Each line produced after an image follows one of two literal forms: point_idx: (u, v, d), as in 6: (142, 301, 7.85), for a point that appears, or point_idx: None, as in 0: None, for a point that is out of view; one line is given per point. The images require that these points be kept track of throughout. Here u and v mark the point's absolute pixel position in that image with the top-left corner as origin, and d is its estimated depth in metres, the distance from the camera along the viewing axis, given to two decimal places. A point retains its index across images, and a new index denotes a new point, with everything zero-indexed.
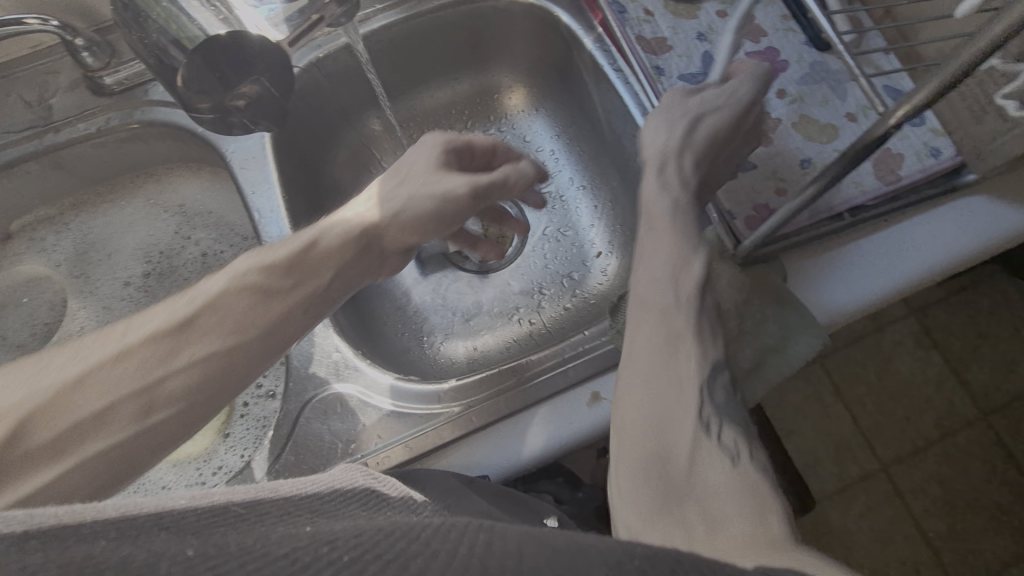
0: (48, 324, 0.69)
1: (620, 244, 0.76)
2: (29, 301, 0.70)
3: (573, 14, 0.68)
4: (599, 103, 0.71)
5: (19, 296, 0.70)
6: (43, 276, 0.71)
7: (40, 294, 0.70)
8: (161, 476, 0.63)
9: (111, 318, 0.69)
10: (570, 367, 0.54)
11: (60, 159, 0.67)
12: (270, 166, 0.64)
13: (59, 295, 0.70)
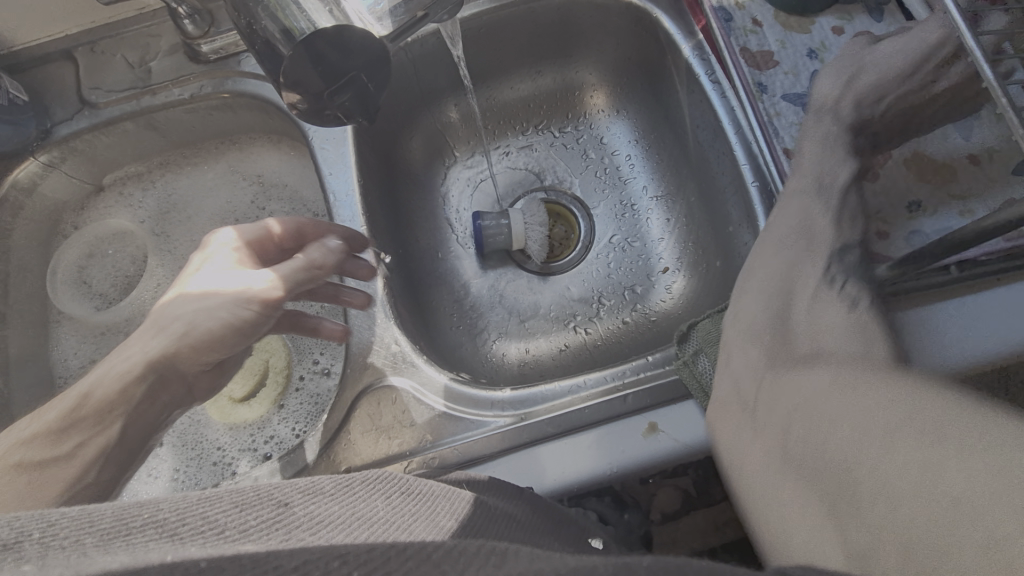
0: (129, 277, 0.72)
1: (690, 262, 0.73)
2: (114, 253, 0.73)
3: (674, 17, 0.64)
4: (688, 113, 0.67)
5: (105, 247, 0.72)
6: (127, 230, 0.73)
7: (124, 247, 0.73)
8: (218, 437, 0.66)
9: None
10: (629, 394, 0.53)
11: (153, 121, 0.69)
12: (348, 149, 0.64)
13: (140, 252, 0.73)
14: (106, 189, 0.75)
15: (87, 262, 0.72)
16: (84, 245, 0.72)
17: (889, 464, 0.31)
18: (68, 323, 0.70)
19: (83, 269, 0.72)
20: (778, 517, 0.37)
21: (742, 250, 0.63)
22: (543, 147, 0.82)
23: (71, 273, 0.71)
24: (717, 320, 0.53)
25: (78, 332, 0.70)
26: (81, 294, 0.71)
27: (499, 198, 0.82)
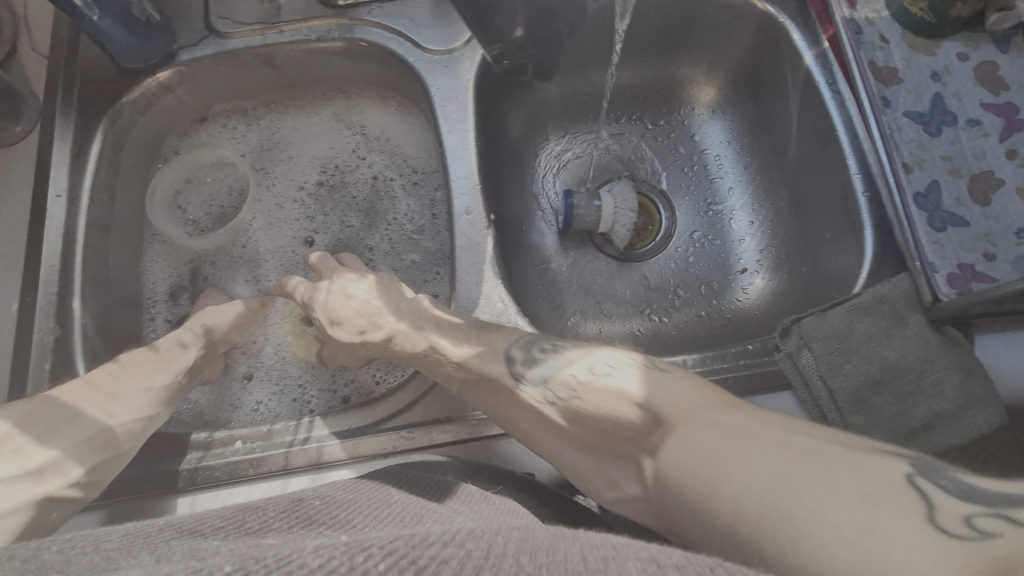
0: (224, 207, 0.73)
1: (773, 265, 0.74)
2: (212, 181, 0.74)
3: (800, 25, 0.66)
4: (796, 119, 0.69)
5: (203, 175, 0.73)
6: (227, 161, 0.74)
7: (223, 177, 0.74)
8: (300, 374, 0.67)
9: (281, 215, 0.73)
10: (730, 378, 0.55)
11: (274, 58, 0.70)
12: (468, 110, 0.65)
13: (240, 183, 0.74)
14: (210, 118, 0.75)
15: (185, 187, 0.73)
16: (184, 170, 0.72)
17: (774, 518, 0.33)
18: (159, 245, 0.70)
19: (181, 193, 0.72)
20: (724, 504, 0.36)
21: (839, 257, 0.64)
22: (634, 137, 0.84)
23: (167, 194, 0.72)
24: (822, 318, 0.54)
25: (170, 255, 0.70)
26: (176, 217, 0.72)
27: (584, 179, 0.83)
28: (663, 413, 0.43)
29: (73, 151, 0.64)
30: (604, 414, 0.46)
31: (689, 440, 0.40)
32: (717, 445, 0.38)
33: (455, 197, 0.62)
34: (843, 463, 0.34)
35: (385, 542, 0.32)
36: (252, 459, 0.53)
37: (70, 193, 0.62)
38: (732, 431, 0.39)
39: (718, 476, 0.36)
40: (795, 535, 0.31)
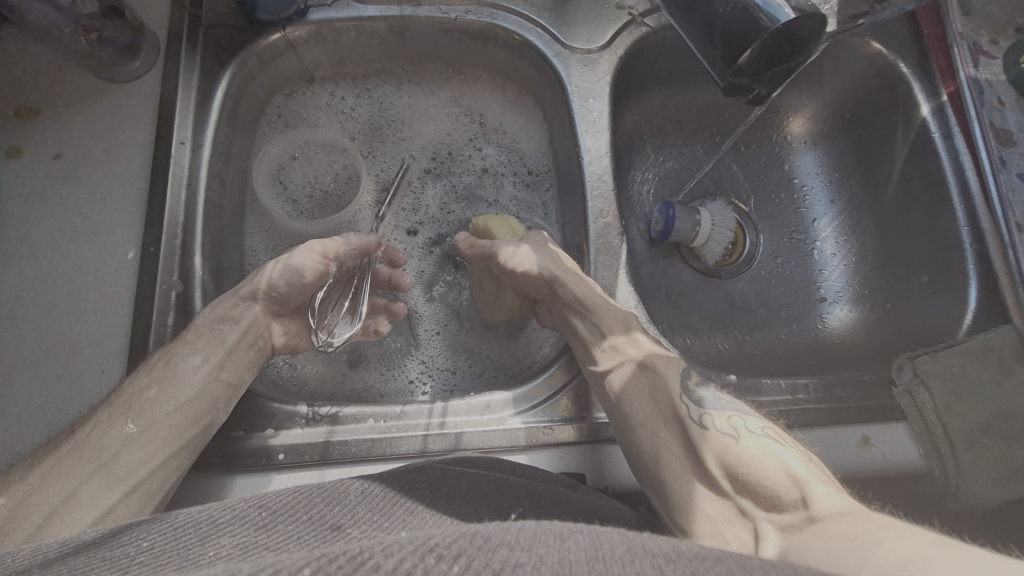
0: (329, 191, 0.69)
1: (860, 298, 0.76)
2: (319, 160, 0.69)
3: (922, 76, 0.69)
4: (901, 165, 0.72)
5: (313, 153, 0.69)
6: (341, 146, 0.69)
7: (330, 158, 0.69)
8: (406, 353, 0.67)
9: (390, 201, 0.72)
10: (852, 406, 0.58)
11: (404, 31, 0.68)
12: (603, 112, 0.66)
13: (349, 171, 0.70)
14: (316, 80, 0.71)
15: (290, 160, 0.68)
16: (291, 145, 0.68)
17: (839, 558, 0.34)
18: (255, 211, 0.67)
19: (283, 169, 0.68)
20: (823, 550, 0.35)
21: (932, 299, 0.68)
22: (727, 158, 0.84)
23: (271, 164, 0.67)
24: (936, 358, 0.59)
25: (265, 227, 0.68)
26: (276, 189, 0.68)
27: (678, 190, 0.83)
28: (814, 501, 0.41)
29: (198, 98, 0.60)
30: (762, 472, 0.44)
31: (820, 541, 0.37)
32: (851, 543, 0.35)
33: (592, 196, 0.63)
34: (963, 560, 0.30)
35: (451, 543, 0.32)
36: (388, 438, 0.53)
37: (194, 141, 0.59)
38: (864, 528, 0.36)
39: (841, 560, 0.34)
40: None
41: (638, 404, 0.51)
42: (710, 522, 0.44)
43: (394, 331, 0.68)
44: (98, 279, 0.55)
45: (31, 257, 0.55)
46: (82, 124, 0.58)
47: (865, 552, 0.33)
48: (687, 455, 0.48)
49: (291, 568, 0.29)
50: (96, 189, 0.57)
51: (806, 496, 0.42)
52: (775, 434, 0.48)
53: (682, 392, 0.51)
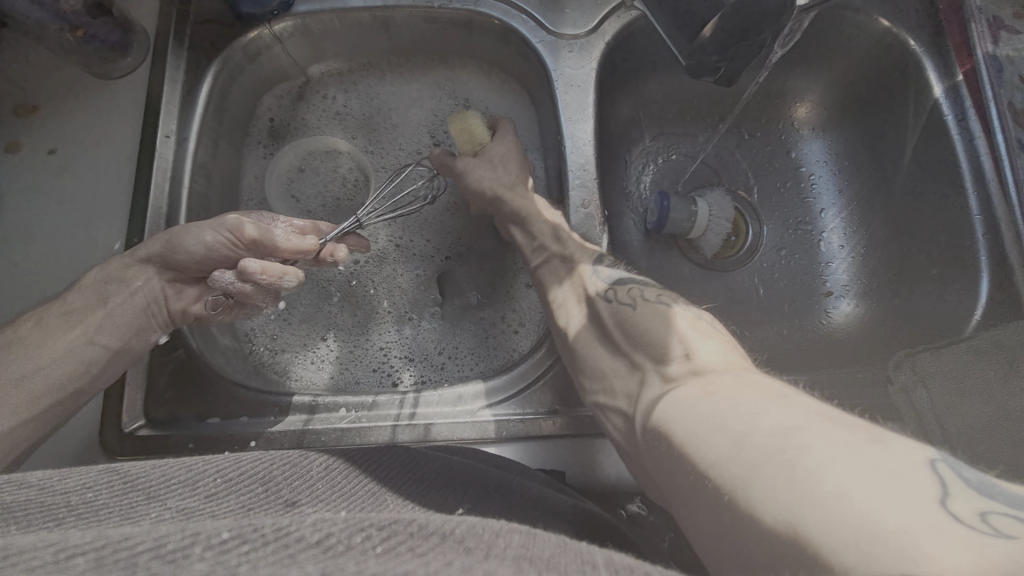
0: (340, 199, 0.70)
1: (867, 292, 0.72)
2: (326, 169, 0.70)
3: (937, 55, 0.64)
4: (911, 150, 0.68)
5: (319, 163, 0.70)
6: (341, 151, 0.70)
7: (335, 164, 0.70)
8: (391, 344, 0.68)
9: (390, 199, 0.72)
10: (845, 405, 0.55)
11: (389, 21, 0.67)
12: (589, 100, 0.64)
13: (354, 173, 0.70)
14: (308, 76, 0.72)
15: (299, 175, 0.70)
16: (298, 157, 0.70)
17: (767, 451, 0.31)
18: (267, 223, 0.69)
19: (295, 184, 0.70)
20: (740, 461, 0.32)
21: (941, 294, 0.64)
22: (729, 146, 0.81)
23: (284, 183, 0.69)
24: (937, 354, 0.55)
25: None
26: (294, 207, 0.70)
27: (675, 180, 0.80)
28: (697, 353, 0.43)
29: (183, 92, 0.61)
30: (649, 331, 0.47)
31: (693, 390, 0.38)
32: (736, 404, 0.34)
33: (573, 186, 0.62)
34: (842, 435, 0.29)
35: (383, 524, 0.33)
36: (358, 429, 0.54)
37: (179, 134, 0.60)
38: (749, 392, 0.36)
39: (716, 424, 0.34)
40: (805, 503, 0.27)
41: (565, 311, 0.56)
42: (609, 377, 0.49)
43: (376, 314, 0.70)
44: (87, 269, 0.57)
45: (26, 247, 0.57)
46: (75, 119, 0.61)
47: (727, 410, 0.34)
48: (599, 333, 0.52)
49: (219, 548, 0.29)
50: (87, 182, 0.59)
51: (690, 352, 0.44)
52: (670, 300, 0.50)
53: (592, 274, 0.55)
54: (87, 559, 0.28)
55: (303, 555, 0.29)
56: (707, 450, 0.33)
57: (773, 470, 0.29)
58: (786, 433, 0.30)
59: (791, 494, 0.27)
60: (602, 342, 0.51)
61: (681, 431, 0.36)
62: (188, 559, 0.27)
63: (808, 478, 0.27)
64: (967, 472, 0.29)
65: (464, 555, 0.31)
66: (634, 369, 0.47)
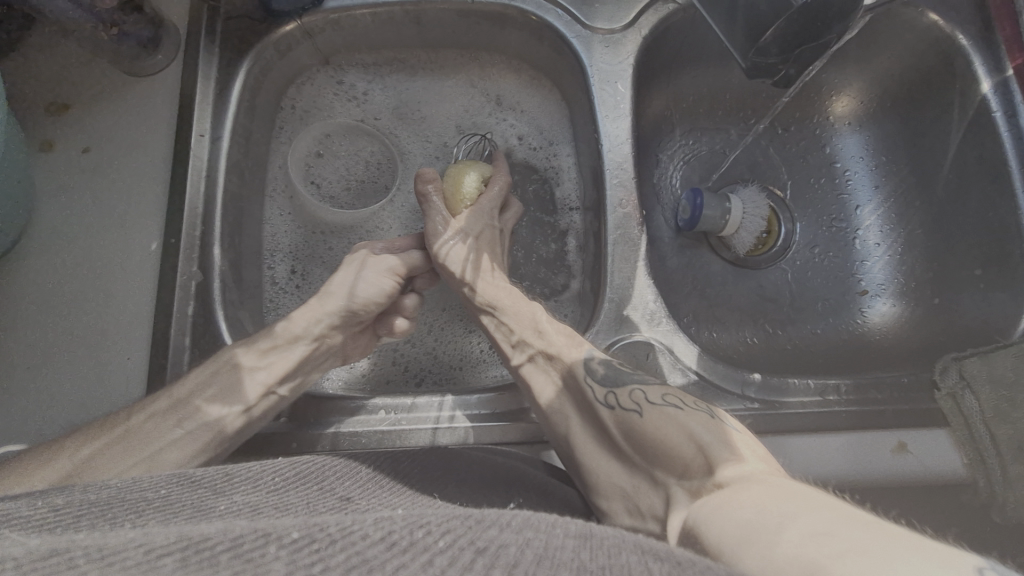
0: (361, 178, 0.70)
1: (904, 291, 0.71)
2: (346, 150, 0.70)
3: (985, 49, 0.62)
4: (954, 146, 0.66)
5: (339, 144, 0.69)
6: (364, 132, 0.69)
7: (355, 146, 0.70)
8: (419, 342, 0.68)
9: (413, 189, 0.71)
10: (888, 410, 0.55)
11: (421, 16, 0.66)
12: (625, 96, 0.63)
13: (376, 154, 0.70)
14: (329, 63, 0.70)
15: (319, 157, 0.69)
16: (316, 139, 0.68)
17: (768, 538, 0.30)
18: (285, 203, 0.68)
19: (313, 164, 0.69)
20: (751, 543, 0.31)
21: (984, 297, 0.63)
22: (761, 141, 0.79)
23: (305, 165, 0.68)
24: (987, 360, 0.55)
25: (295, 225, 0.68)
26: (314, 188, 0.68)
27: (706, 176, 0.79)
28: (717, 462, 0.41)
29: (216, 90, 0.61)
30: (665, 438, 0.45)
31: (716, 505, 0.37)
32: (754, 518, 0.33)
33: (612, 185, 0.61)
34: (856, 538, 0.28)
35: (441, 521, 0.31)
36: (398, 431, 0.55)
37: (213, 134, 0.60)
38: (762, 498, 0.34)
39: (735, 538, 0.32)
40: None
41: (563, 415, 0.52)
42: (631, 495, 0.46)
43: None
44: (123, 269, 0.57)
45: (61, 248, 0.57)
46: (108, 118, 0.60)
47: (748, 504, 0.34)
48: (609, 439, 0.50)
49: (280, 534, 0.27)
50: (120, 181, 0.59)
51: (710, 460, 0.42)
52: (676, 400, 0.49)
53: (585, 372, 0.52)
54: (177, 558, 0.25)
55: (364, 540, 0.28)
56: (722, 555, 0.32)
57: (787, 573, 0.28)
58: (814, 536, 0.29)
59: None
60: (611, 451, 0.49)
61: (702, 541, 0.35)
62: (249, 546, 0.26)
63: (829, 568, 0.26)
64: (1010, 574, 0.25)
65: (529, 541, 0.30)
66: (658, 485, 0.45)
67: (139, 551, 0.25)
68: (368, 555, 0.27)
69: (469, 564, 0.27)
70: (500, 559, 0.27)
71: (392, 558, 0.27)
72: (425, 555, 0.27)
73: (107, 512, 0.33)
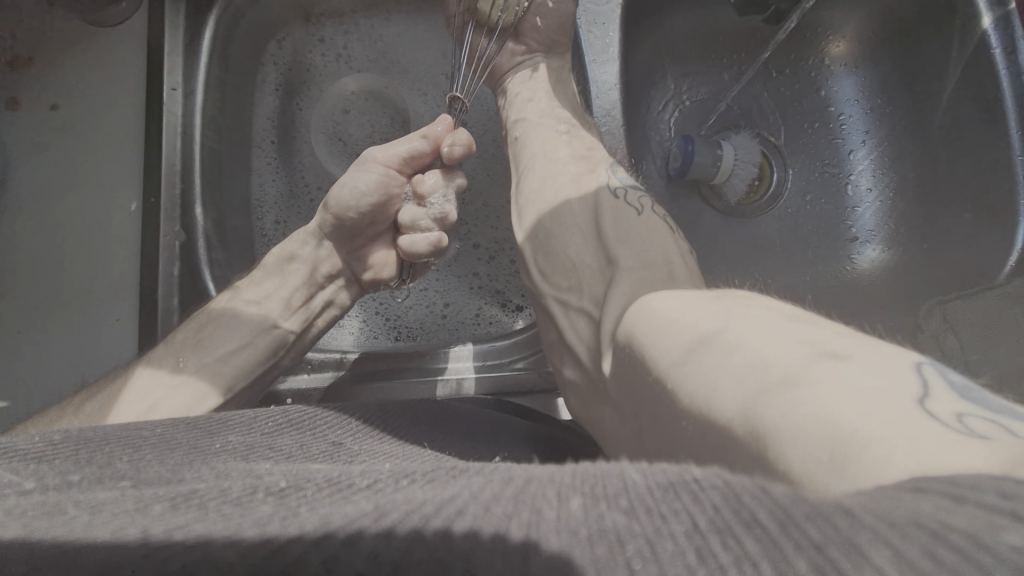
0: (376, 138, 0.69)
1: (892, 239, 0.70)
2: (357, 108, 0.70)
3: None
4: (952, 86, 0.64)
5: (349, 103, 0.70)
6: (369, 89, 0.70)
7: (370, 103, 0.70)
8: (406, 298, 0.70)
9: None
10: None
11: None
12: (612, 38, 0.60)
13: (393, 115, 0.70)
14: (307, 12, 0.67)
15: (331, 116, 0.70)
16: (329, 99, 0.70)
17: (741, 366, 0.28)
18: (284, 161, 0.68)
19: (330, 125, 0.70)
20: (723, 381, 0.28)
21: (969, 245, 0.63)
22: (756, 84, 0.77)
23: (318, 126, 0.70)
24: (970, 302, 0.55)
25: (281, 186, 0.68)
26: (327, 147, 0.69)
27: (698, 123, 0.77)
28: (679, 273, 0.44)
29: (185, 40, 0.58)
30: (641, 246, 0.48)
31: (666, 294, 0.39)
32: (710, 308, 0.34)
33: (601, 134, 0.60)
34: (814, 351, 0.27)
35: (426, 471, 0.31)
36: (392, 386, 0.59)
37: (185, 87, 0.58)
38: (720, 301, 0.35)
39: (693, 325, 0.33)
40: (762, 410, 0.25)
41: (551, 229, 0.53)
42: (579, 274, 0.51)
43: None
44: (101, 233, 0.56)
45: (38, 213, 0.56)
46: (73, 71, 0.58)
47: (724, 319, 0.32)
48: (593, 223, 0.52)
49: (269, 484, 0.28)
50: (92, 137, 0.57)
51: (673, 272, 0.45)
52: (673, 223, 0.52)
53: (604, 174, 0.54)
54: (164, 504, 0.25)
55: (352, 487, 0.28)
56: (662, 349, 0.33)
57: (736, 395, 0.26)
58: (769, 352, 0.28)
59: (745, 408, 0.26)
60: (586, 246, 0.51)
61: (648, 337, 0.36)
62: (242, 493, 0.27)
63: (821, 411, 0.23)
64: (954, 374, 0.25)
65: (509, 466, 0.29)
66: (608, 265, 0.49)
67: (154, 501, 0.26)
68: (355, 496, 0.26)
69: None
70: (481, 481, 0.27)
71: (375, 495, 0.26)
72: (407, 488, 0.26)
73: (100, 446, 0.34)
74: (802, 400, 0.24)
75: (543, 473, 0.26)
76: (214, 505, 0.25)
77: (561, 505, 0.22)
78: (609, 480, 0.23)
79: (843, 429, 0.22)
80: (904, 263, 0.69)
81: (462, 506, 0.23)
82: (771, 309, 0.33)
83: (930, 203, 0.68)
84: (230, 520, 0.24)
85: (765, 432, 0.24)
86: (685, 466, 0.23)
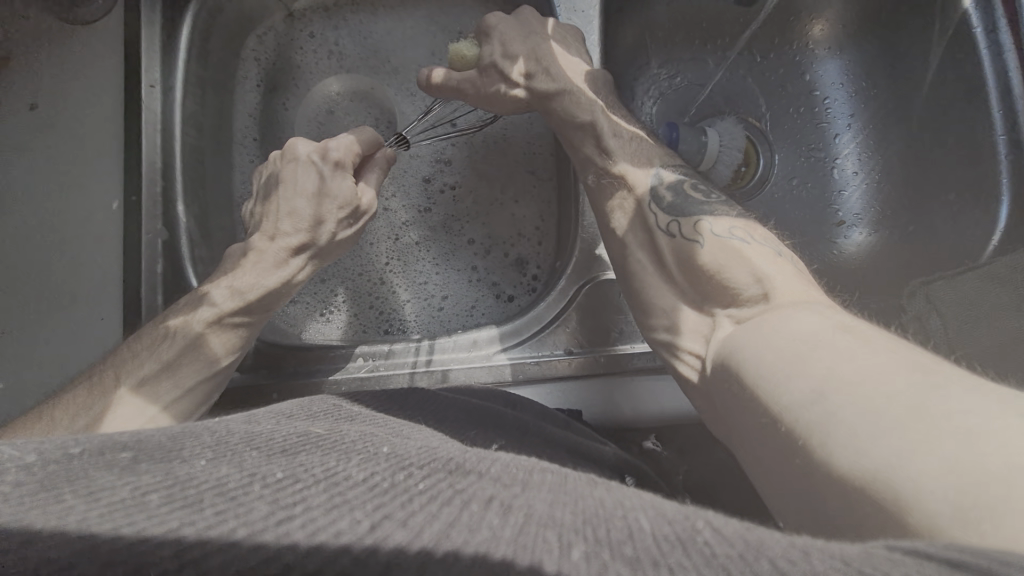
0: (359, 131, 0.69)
1: (878, 221, 0.71)
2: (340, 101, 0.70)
3: None
4: (933, 67, 0.64)
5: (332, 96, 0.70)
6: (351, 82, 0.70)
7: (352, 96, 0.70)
8: (394, 292, 0.70)
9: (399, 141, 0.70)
10: None
11: None
12: (593, 27, 0.60)
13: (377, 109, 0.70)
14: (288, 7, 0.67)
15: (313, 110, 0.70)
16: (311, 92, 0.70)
17: (863, 411, 0.28)
18: (268, 156, 0.68)
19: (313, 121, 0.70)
20: (848, 422, 0.28)
21: (955, 224, 0.64)
22: (740, 69, 0.76)
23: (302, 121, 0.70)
24: (954, 282, 0.55)
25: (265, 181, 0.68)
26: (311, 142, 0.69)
27: (684, 109, 0.77)
28: (775, 292, 0.41)
29: (162, 36, 0.58)
30: (725, 271, 0.45)
31: (784, 316, 0.38)
32: (800, 342, 0.34)
33: None
34: (939, 400, 0.27)
35: (424, 464, 0.31)
36: (379, 376, 0.59)
37: (164, 84, 0.58)
38: (833, 324, 0.35)
39: (802, 360, 0.33)
40: (895, 463, 0.25)
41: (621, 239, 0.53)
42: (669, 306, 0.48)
43: (372, 252, 0.71)
44: (85, 232, 0.56)
45: (19, 214, 0.56)
46: (52, 69, 0.57)
47: (832, 348, 0.33)
48: (660, 261, 0.50)
49: (266, 473, 0.28)
50: (74, 135, 0.57)
51: (768, 291, 0.42)
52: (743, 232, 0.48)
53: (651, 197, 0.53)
54: (160, 494, 0.26)
55: (348, 482, 0.28)
56: (773, 392, 0.33)
57: (878, 449, 0.26)
58: (887, 392, 0.28)
59: (875, 463, 0.26)
60: (662, 275, 0.50)
61: (754, 375, 0.36)
62: (237, 484, 0.27)
63: (961, 468, 0.23)
64: None
65: (513, 487, 0.29)
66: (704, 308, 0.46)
67: (150, 489, 0.26)
68: (349, 496, 0.26)
69: (445, 502, 0.26)
70: (476, 498, 0.27)
71: (372, 500, 0.26)
72: (404, 497, 0.27)
73: None
74: (935, 455, 0.24)
75: (544, 506, 0.26)
76: (210, 499, 0.25)
77: (562, 555, 0.22)
78: (614, 526, 0.24)
79: (984, 491, 0.22)
80: (889, 245, 0.69)
81: (461, 548, 0.23)
82: (889, 345, 0.33)
83: (914, 185, 0.68)
84: (222, 521, 0.24)
85: (898, 486, 0.25)
86: (692, 523, 0.24)
